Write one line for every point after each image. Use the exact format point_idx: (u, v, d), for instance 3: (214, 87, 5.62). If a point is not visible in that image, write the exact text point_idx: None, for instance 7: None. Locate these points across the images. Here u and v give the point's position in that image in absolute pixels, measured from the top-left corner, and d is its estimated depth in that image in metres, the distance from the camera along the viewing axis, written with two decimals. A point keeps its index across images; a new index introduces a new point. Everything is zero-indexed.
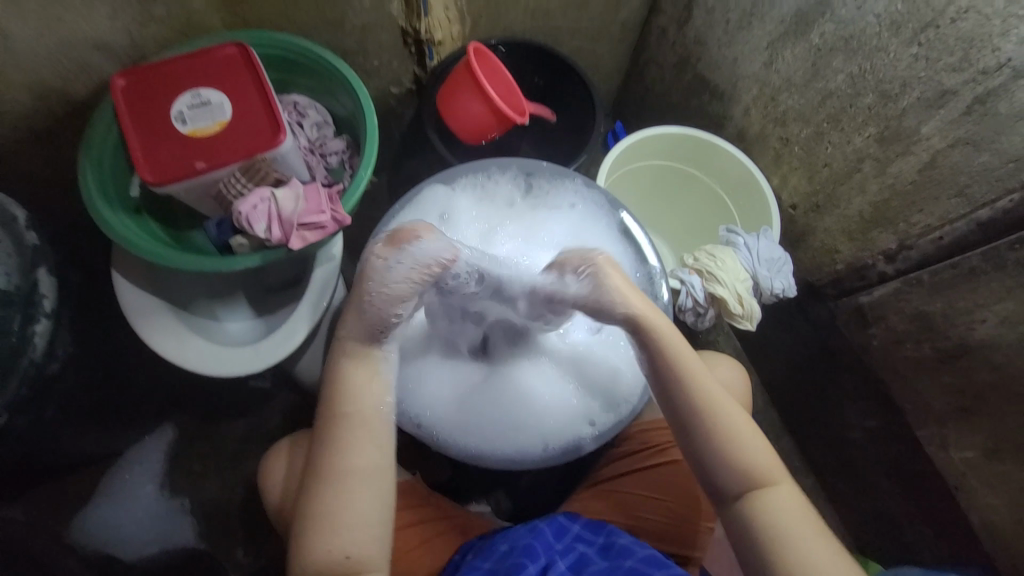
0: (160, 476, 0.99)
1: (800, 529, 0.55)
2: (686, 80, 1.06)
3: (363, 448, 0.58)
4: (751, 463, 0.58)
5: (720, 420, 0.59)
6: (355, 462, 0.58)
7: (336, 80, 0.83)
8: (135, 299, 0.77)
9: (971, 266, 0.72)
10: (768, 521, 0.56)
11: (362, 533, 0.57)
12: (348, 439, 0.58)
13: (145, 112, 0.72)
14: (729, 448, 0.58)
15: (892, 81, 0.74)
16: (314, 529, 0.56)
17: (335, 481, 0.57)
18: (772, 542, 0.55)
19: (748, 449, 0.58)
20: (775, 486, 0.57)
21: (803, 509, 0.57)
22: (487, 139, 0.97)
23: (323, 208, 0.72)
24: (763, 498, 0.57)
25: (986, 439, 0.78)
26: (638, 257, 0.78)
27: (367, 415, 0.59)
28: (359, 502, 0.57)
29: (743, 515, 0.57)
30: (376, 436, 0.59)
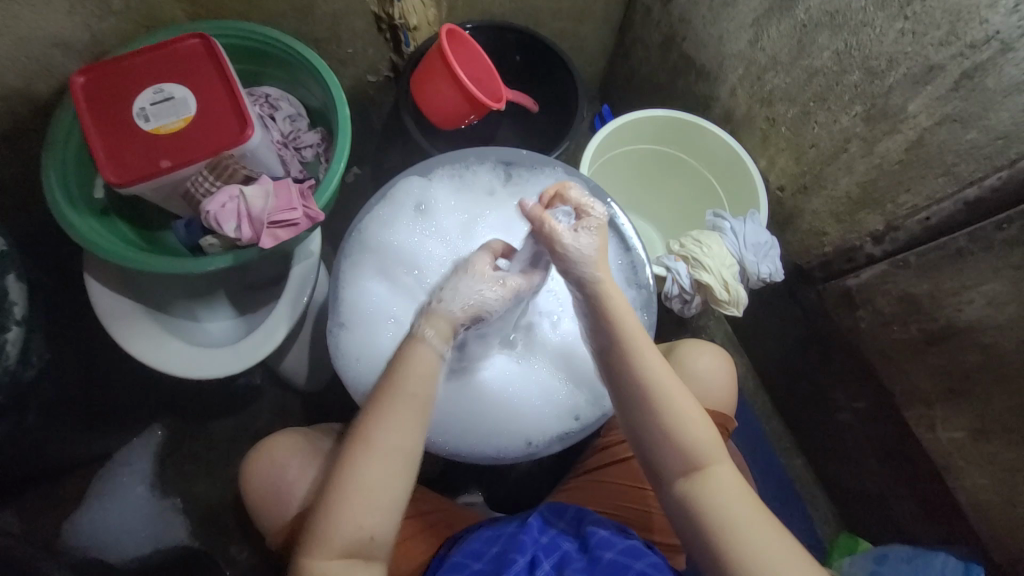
0: (150, 477, 0.98)
1: (739, 514, 0.56)
2: (672, 60, 1.04)
3: (407, 430, 0.55)
4: (693, 446, 0.57)
5: (667, 401, 0.58)
6: (388, 442, 0.54)
7: (306, 70, 0.80)
8: (108, 303, 0.75)
9: (958, 247, 0.71)
10: (709, 506, 0.56)
11: (380, 517, 0.54)
12: (389, 413, 0.55)
13: (105, 109, 0.70)
14: (672, 431, 0.58)
15: (878, 57, 0.72)
16: (338, 503, 0.54)
17: (369, 456, 0.54)
18: (713, 526, 0.56)
19: (688, 432, 0.58)
20: (712, 469, 0.58)
21: (739, 490, 0.57)
22: (449, 114, 0.91)
23: (295, 205, 0.70)
24: (704, 482, 0.57)
25: (973, 420, 0.77)
26: (623, 245, 0.76)
27: (415, 391, 0.55)
28: (386, 484, 0.54)
29: (682, 498, 0.58)
30: (419, 416, 0.56)
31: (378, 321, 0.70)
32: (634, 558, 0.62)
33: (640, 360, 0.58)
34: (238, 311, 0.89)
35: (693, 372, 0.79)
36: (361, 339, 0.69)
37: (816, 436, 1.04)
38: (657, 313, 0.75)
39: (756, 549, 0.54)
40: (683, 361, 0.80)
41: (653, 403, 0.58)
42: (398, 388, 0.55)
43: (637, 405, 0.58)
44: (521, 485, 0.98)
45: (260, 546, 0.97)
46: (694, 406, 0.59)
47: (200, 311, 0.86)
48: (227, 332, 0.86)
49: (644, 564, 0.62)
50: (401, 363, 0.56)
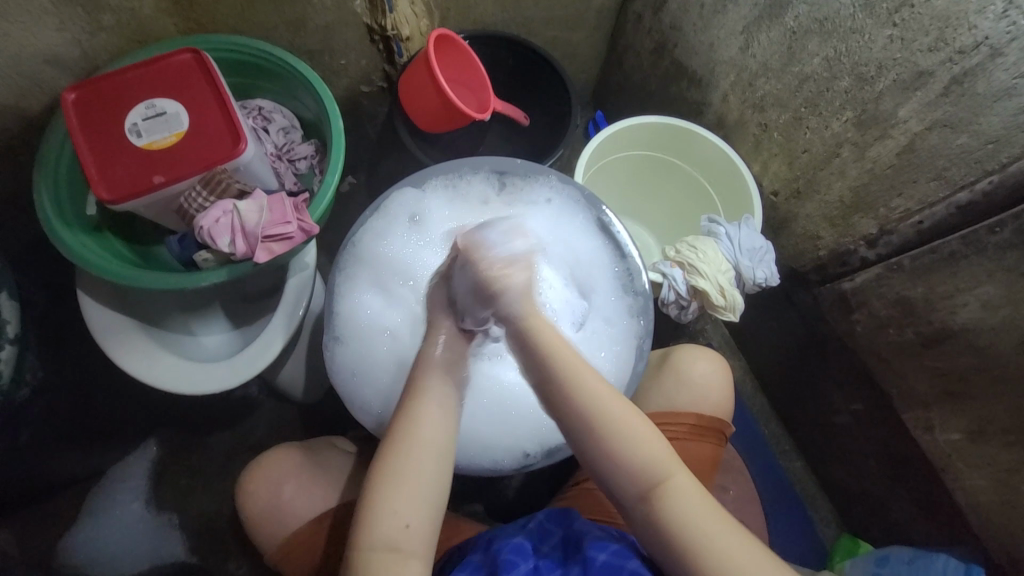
0: (145, 493, 0.97)
1: (700, 530, 0.55)
2: (663, 67, 1.04)
3: (439, 421, 0.57)
4: (648, 468, 0.56)
5: (610, 420, 0.56)
6: (428, 435, 0.56)
7: (299, 83, 0.80)
8: (102, 319, 0.75)
9: (951, 250, 0.72)
10: (678, 529, 0.55)
11: (423, 507, 0.54)
12: (425, 407, 0.57)
13: (97, 125, 0.69)
14: (620, 456, 0.56)
15: (868, 63, 0.72)
16: (378, 492, 0.54)
17: (410, 449, 0.55)
18: (686, 548, 0.55)
19: (637, 452, 0.56)
20: (671, 488, 0.56)
21: (701, 504, 0.56)
22: (414, 92, 0.90)
23: (289, 218, 0.70)
24: (669, 505, 0.56)
25: (970, 422, 0.77)
26: (617, 251, 0.76)
27: (441, 387, 0.58)
28: (429, 472, 0.55)
29: (644, 520, 0.57)
30: (449, 414, 0.58)
31: (373, 334, 0.70)
32: (626, 558, 0.61)
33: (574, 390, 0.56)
34: (234, 323, 0.88)
35: (689, 377, 0.79)
36: (358, 353, 0.69)
37: (812, 438, 1.05)
38: (653, 320, 0.75)
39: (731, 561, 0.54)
40: (680, 366, 0.80)
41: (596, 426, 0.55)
42: (424, 384, 0.58)
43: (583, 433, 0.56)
44: (522, 494, 0.97)
45: (258, 560, 0.96)
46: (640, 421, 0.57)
47: (195, 324, 0.85)
48: (223, 346, 0.85)
49: (637, 564, 0.61)
50: (421, 360, 0.60)
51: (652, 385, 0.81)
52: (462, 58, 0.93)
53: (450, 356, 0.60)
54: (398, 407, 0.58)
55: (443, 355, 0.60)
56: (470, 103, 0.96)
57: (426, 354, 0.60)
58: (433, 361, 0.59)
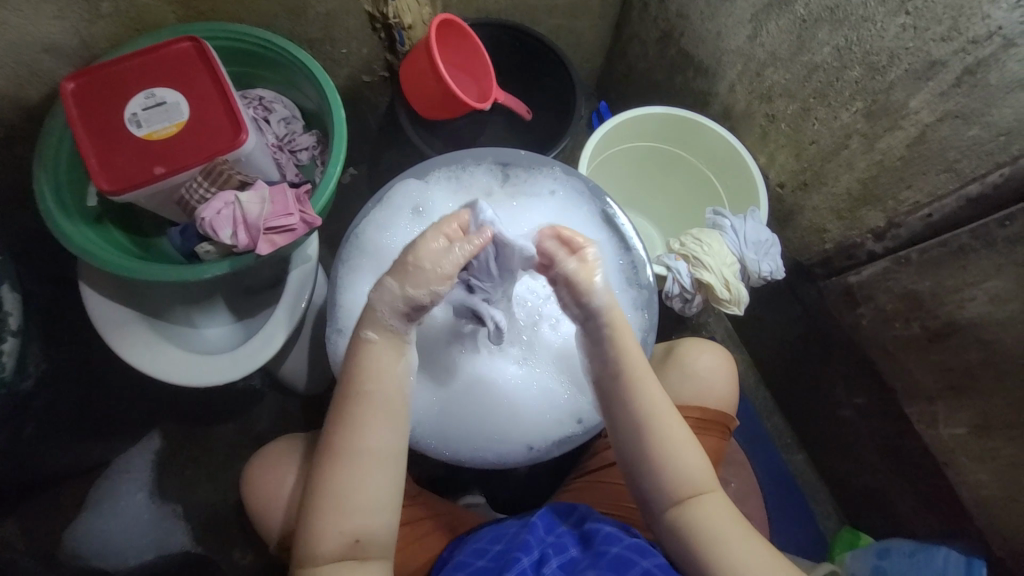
0: (150, 483, 0.98)
1: (728, 536, 0.58)
2: (669, 56, 1.03)
3: (384, 429, 0.55)
4: (685, 475, 0.59)
5: (658, 422, 0.60)
6: (371, 444, 0.54)
7: (300, 72, 0.79)
8: (105, 311, 0.74)
9: (960, 244, 0.71)
10: (699, 532, 0.58)
11: (373, 516, 0.55)
12: (364, 420, 0.55)
13: (96, 115, 0.68)
14: (665, 459, 0.59)
15: (879, 53, 0.71)
16: (325, 507, 0.54)
17: (356, 459, 0.54)
18: (702, 551, 0.58)
19: (679, 456, 0.59)
20: (701, 496, 0.59)
21: (727, 514, 0.59)
22: (413, 70, 0.88)
23: (291, 210, 0.69)
24: (697, 511, 0.59)
25: (974, 416, 0.77)
26: (622, 244, 0.76)
27: (388, 390, 0.55)
28: (375, 482, 0.54)
29: (672, 524, 0.59)
30: (395, 418, 0.56)
31: None
32: (641, 554, 0.61)
33: (631, 387, 0.60)
34: (237, 316, 0.88)
35: (693, 371, 0.79)
36: None
37: (815, 430, 1.05)
38: (657, 313, 0.74)
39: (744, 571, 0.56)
40: (684, 360, 0.80)
41: (648, 430, 0.59)
42: (365, 391, 0.55)
43: (630, 424, 0.60)
44: (525, 485, 0.97)
45: (263, 550, 0.97)
46: (684, 431, 0.61)
47: (198, 316, 0.85)
48: (225, 338, 0.85)
49: (650, 563, 0.60)
50: (359, 366, 0.55)
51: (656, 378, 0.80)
52: (476, 54, 0.93)
53: (399, 358, 0.56)
54: (335, 418, 0.56)
55: (390, 354, 0.56)
56: (471, 94, 0.95)
57: (370, 356, 0.55)
58: (383, 360, 0.55)
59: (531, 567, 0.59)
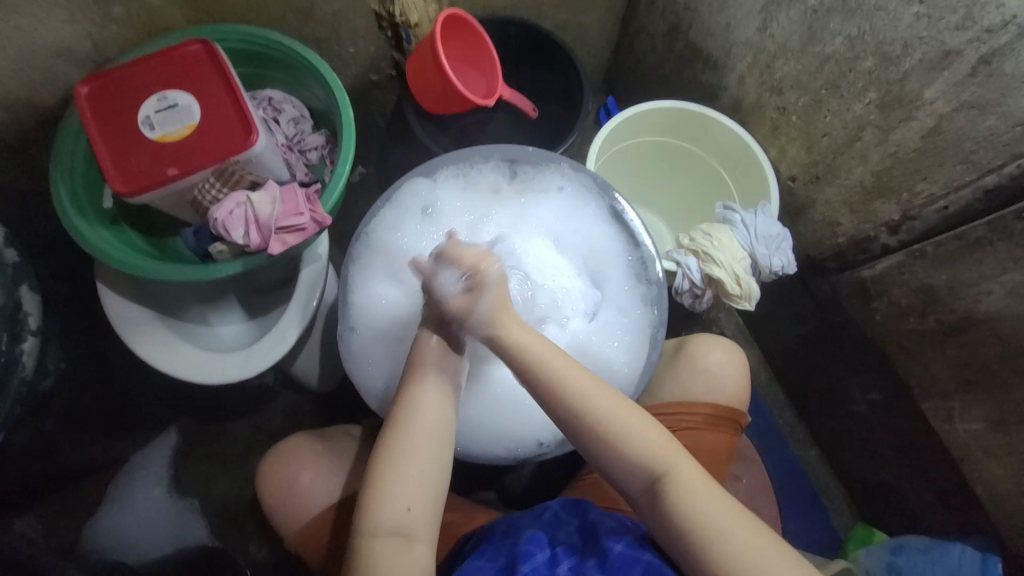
0: (166, 479, 1.00)
1: (719, 519, 0.54)
2: (678, 49, 1.01)
3: (437, 406, 0.57)
4: (647, 458, 0.56)
5: (600, 414, 0.56)
6: (426, 420, 0.56)
7: (308, 72, 0.79)
8: (121, 311, 0.76)
9: (977, 237, 0.70)
10: (684, 518, 0.54)
11: (423, 489, 0.54)
12: (419, 396, 0.57)
13: (110, 118, 0.70)
14: (624, 447, 0.56)
15: (892, 42, 0.70)
16: (378, 477, 0.54)
17: (411, 435, 0.55)
18: (692, 535, 0.54)
19: (638, 442, 0.56)
20: (674, 474, 0.55)
21: (707, 488, 0.55)
22: (418, 64, 0.88)
23: (302, 209, 0.70)
24: (673, 494, 0.55)
25: (991, 411, 0.76)
26: (631, 240, 0.75)
27: (436, 371, 0.58)
28: (426, 459, 0.55)
29: (660, 514, 0.56)
30: (446, 396, 0.57)
31: (386, 325, 0.70)
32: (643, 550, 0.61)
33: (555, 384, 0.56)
34: (249, 314, 0.89)
35: (704, 367, 0.78)
36: (372, 344, 0.70)
37: (828, 426, 1.04)
38: (666, 309, 0.74)
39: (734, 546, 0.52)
40: (695, 356, 0.79)
41: (593, 424, 0.55)
42: (420, 372, 0.57)
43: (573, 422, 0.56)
44: (535, 481, 0.98)
45: (279, 544, 0.98)
46: (636, 411, 0.57)
47: (211, 315, 0.86)
48: (238, 336, 0.87)
49: (653, 556, 0.60)
50: (418, 351, 0.59)
51: (667, 374, 0.80)
52: (484, 51, 0.93)
53: (445, 343, 0.59)
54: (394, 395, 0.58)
55: (438, 339, 0.59)
56: (476, 90, 0.95)
57: (422, 341, 0.59)
58: (431, 345, 0.59)
59: (544, 565, 0.60)
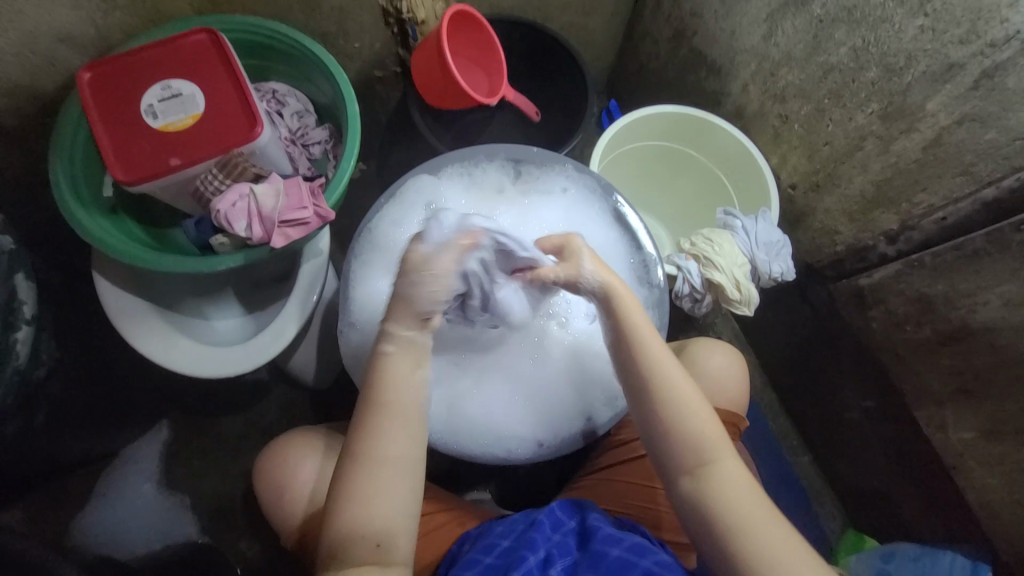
0: (155, 474, 0.98)
1: (750, 516, 0.54)
2: (682, 55, 1.02)
3: (403, 433, 0.54)
4: (699, 441, 0.57)
5: (667, 392, 0.57)
6: (391, 451, 0.53)
7: (314, 66, 0.79)
8: (118, 301, 0.75)
9: (974, 248, 0.71)
10: (719, 510, 0.55)
11: (393, 518, 0.53)
12: (382, 425, 0.53)
13: (113, 106, 0.69)
14: (681, 428, 0.57)
15: (896, 54, 0.71)
16: (347, 511, 0.52)
17: (375, 466, 0.52)
18: (723, 524, 0.54)
19: (695, 424, 0.57)
20: (718, 465, 0.56)
21: (745, 484, 0.56)
22: (425, 53, 0.87)
23: (306, 204, 0.69)
24: (714, 477, 0.56)
25: (983, 420, 0.77)
26: (633, 243, 0.76)
27: (401, 399, 0.54)
28: (393, 487, 0.53)
29: (692, 500, 0.56)
30: (413, 424, 0.54)
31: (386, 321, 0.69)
32: (640, 556, 0.61)
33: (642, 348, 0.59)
34: (247, 308, 0.89)
35: (706, 372, 0.78)
36: (372, 340, 0.69)
37: (821, 433, 1.04)
38: (667, 312, 0.74)
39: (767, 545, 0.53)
40: (695, 359, 0.80)
41: (661, 394, 0.57)
42: (381, 400, 0.54)
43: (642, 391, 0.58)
44: (530, 482, 0.97)
45: (270, 541, 0.97)
46: (697, 396, 0.58)
47: (208, 308, 0.85)
48: (235, 330, 0.86)
49: (650, 561, 0.60)
50: (379, 377, 0.55)
51: None
52: (491, 50, 0.92)
53: (413, 367, 0.55)
54: (355, 423, 0.55)
55: (407, 362, 0.55)
56: (480, 89, 0.95)
57: (387, 366, 0.55)
58: (399, 369, 0.55)
59: (537, 567, 0.59)
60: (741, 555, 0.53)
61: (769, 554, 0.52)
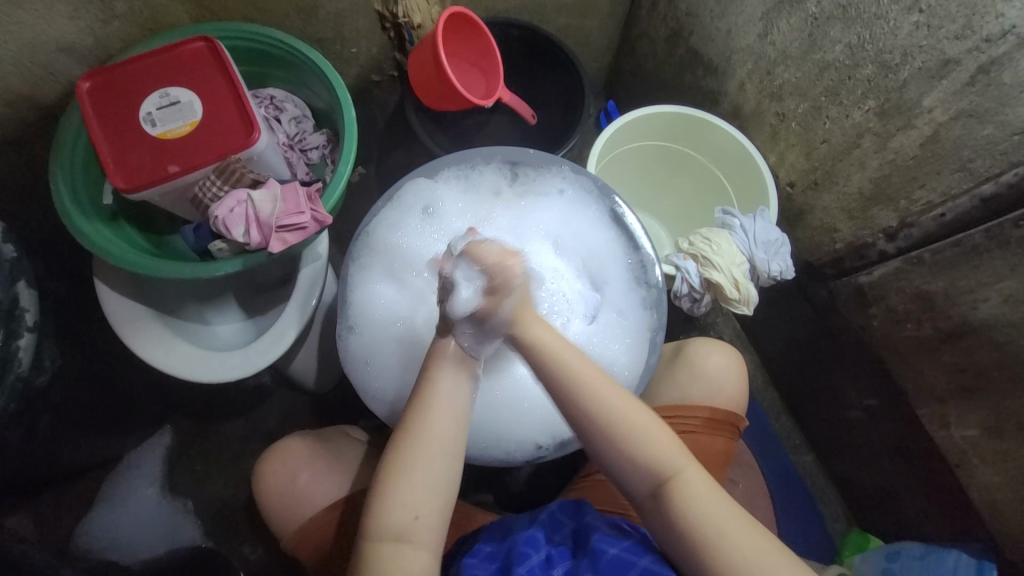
0: (159, 479, 0.99)
1: (720, 528, 0.53)
2: (678, 54, 1.02)
3: (449, 419, 0.55)
4: (658, 459, 0.54)
5: (610, 412, 0.54)
6: (437, 433, 0.54)
7: (311, 72, 0.79)
8: (119, 307, 0.75)
9: (974, 244, 0.70)
10: (690, 523, 0.53)
11: (430, 504, 0.53)
12: (434, 405, 0.55)
13: (112, 115, 0.69)
14: (636, 449, 0.54)
15: (892, 50, 0.71)
16: (391, 485, 0.52)
17: (418, 448, 0.53)
18: (694, 538, 0.53)
19: (652, 443, 0.54)
20: (681, 479, 0.54)
21: (711, 493, 0.54)
22: (422, 55, 0.87)
23: (303, 208, 0.70)
24: (679, 493, 0.54)
25: (986, 417, 0.76)
26: (631, 243, 0.75)
27: (451, 385, 0.56)
28: (434, 471, 0.53)
29: (661, 515, 0.55)
30: (460, 411, 0.55)
31: (385, 324, 0.70)
32: (639, 555, 0.60)
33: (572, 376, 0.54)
34: (248, 313, 0.89)
35: (703, 370, 0.79)
36: (372, 344, 0.69)
37: (824, 432, 1.04)
38: (666, 312, 0.74)
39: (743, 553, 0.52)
40: (696, 358, 0.80)
41: (605, 418, 0.54)
42: (437, 382, 0.55)
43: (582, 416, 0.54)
44: (532, 483, 0.98)
45: (273, 545, 0.98)
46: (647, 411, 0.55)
47: (210, 314, 0.86)
48: (236, 335, 0.86)
49: (648, 561, 0.59)
50: (431, 363, 0.57)
51: (667, 376, 0.80)
52: (488, 53, 0.93)
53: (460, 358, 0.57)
54: (409, 400, 0.56)
55: (454, 353, 0.57)
56: (477, 91, 0.95)
57: (438, 353, 0.57)
58: (447, 358, 0.57)
59: (540, 565, 0.60)
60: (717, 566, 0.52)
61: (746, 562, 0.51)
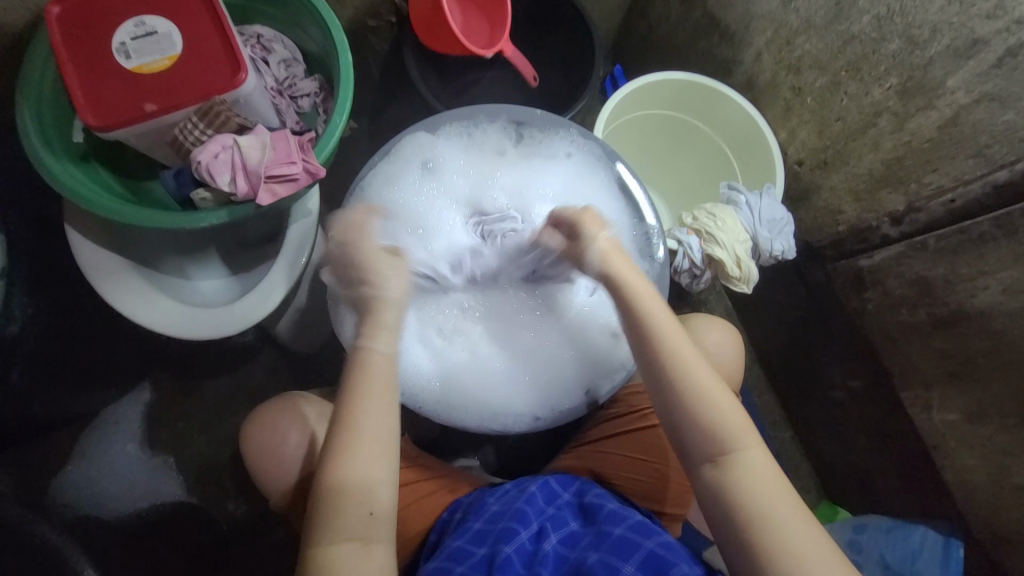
0: (138, 436, 0.96)
1: (775, 506, 0.52)
2: (694, 18, 0.96)
3: (385, 409, 0.54)
4: (721, 426, 0.55)
5: (689, 382, 0.56)
6: (373, 425, 0.53)
7: (304, 10, 0.73)
8: (96, 257, 0.71)
9: (981, 232, 0.70)
10: (742, 495, 0.53)
11: (380, 493, 0.52)
12: (368, 399, 0.54)
13: (82, 43, 0.63)
14: (700, 411, 0.55)
15: (921, 26, 0.68)
16: (336, 489, 0.51)
17: (360, 442, 0.52)
18: (747, 516, 0.52)
19: (720, 411, 0.55)
20: (742, 452, 0.54)
21: (770, 476, 0.54)
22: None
23: (294, 158, 0.65)
24: (735, 467, 0.54)
25: (970, 403, 0.78)
26: (635, 214, 0.73)
27: (379, 371, 0.56)
28: (379, 463, 0.53)
29: (713, 489, 0.54)
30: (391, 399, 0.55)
31: None
32: (645, 535, 0.60)
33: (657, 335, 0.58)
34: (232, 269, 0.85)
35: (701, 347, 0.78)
36: None
37: (806, 411, 1.05)
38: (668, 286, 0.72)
39: (791, 538, 0.50)
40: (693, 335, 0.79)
41: (687, 383, 0.56)
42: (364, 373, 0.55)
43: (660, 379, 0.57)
44: (518, 451, 0.98)
45: (256, 503, 0.97)
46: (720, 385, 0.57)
47: (191, 268, 0.82)
48: (219, 291, 0.82)
49: (654, 543, 0.59)
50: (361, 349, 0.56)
51: None
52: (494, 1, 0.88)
53: (387, 343, 0.57)
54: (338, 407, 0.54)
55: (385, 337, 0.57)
56: (479, 41, 0.90)
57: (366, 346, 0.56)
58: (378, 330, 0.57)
59: (529, 540, 0.60)
60: (771, 546, 0.50)
61: (794, 546, 0.50)
